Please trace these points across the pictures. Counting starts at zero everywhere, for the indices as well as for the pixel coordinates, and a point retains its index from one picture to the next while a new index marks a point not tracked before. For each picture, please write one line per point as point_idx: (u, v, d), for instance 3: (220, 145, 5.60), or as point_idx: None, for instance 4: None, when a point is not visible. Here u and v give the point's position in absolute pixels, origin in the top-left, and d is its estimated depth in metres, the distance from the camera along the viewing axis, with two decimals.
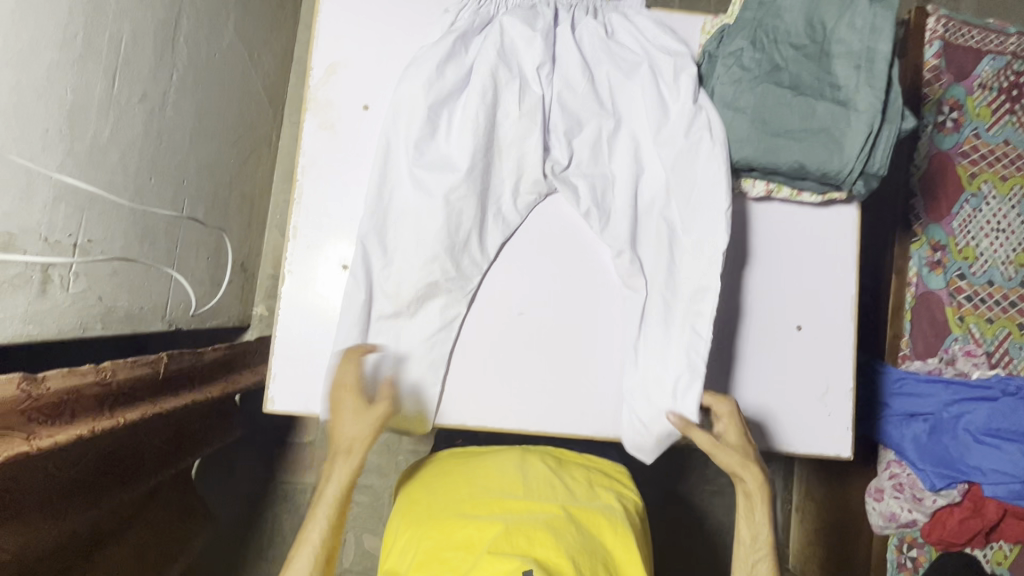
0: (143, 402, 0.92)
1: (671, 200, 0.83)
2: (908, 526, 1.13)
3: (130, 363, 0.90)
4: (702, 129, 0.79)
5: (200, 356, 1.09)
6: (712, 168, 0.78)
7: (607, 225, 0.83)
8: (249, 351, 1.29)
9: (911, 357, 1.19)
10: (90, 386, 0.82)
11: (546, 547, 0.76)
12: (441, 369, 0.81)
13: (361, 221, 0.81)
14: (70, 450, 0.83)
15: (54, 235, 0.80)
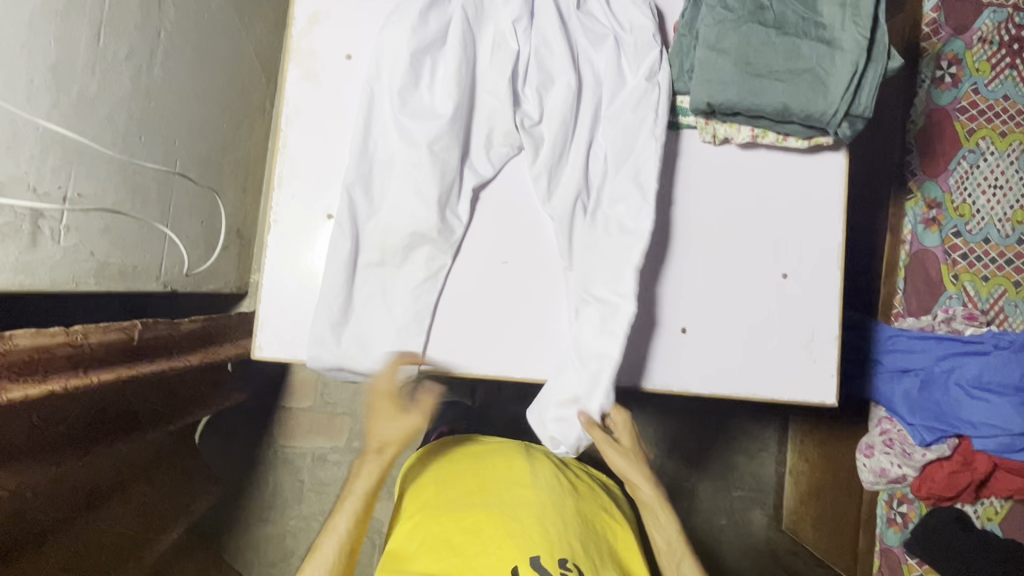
0: (121, 368, 0.89)
1: (616, 168, 0.82)
2: (897, 481, 1.14)
3: (101, 328, 0.86)
4: (648, 109, 0.82)
5: (175, 326, 1.03)
6: (648, 150, 0.81)
7: (553, 194, 0.82)
8: (231, 326, 1.22)
9: (904, 315, 1.20)
10: (60, 348, 0.79)
11: (559, 531, 0.81)
12: (427, 319, 0.81)
13: (346, 171, 0.81)
14: (53, 404, 0.83)
15: (42, 186, 0.81)
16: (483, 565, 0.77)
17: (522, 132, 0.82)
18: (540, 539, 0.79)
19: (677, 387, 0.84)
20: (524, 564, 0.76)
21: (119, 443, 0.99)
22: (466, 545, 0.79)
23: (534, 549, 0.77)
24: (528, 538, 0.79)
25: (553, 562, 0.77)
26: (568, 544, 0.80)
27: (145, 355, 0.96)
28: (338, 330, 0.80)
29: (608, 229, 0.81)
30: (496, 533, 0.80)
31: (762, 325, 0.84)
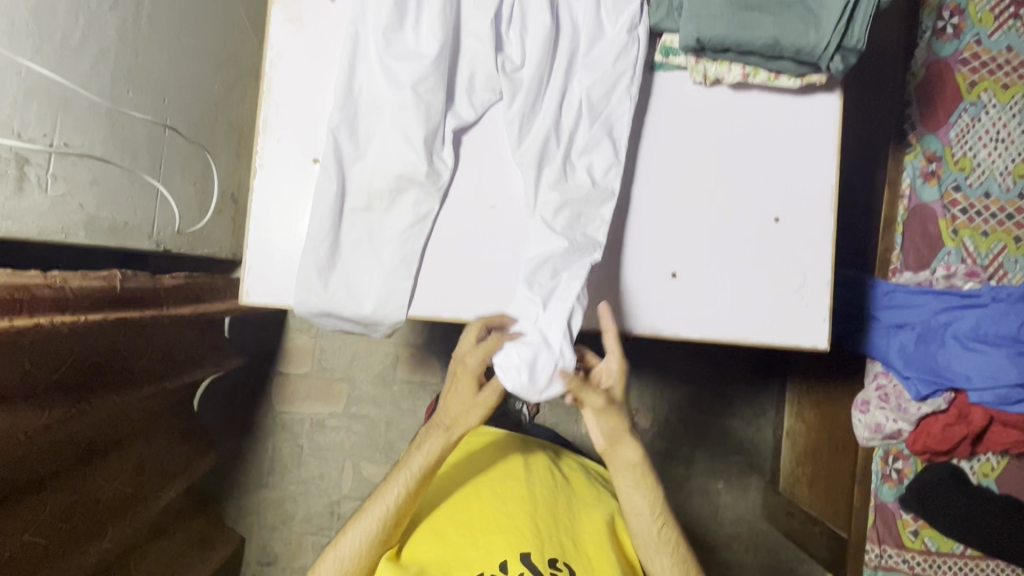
0: (108, 312, 0.91)
1: (588, 124, 0.81)
2: (892, 436, 1.13)
3: (80, 275, 0.88)
4: (627, 64, 0.81)
5: (159, 283, 1.04)
6: (623, 108, 0.81)
7: (523, 141, 0.81)
8: (216, 286, 1.22)
9: (901, 270, 1.18)
10: (41, 289, 0.81)
11: (550, 531, 0.86)
12: (414, 263, 0.80)
13: (330, 114, 0.80)
14: (43, 350, 0.84)
15: (27, 132, 0.81)
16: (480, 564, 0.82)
17: (504, 75, 0.80)
18: (531, 536, 0.85)
19: (667, 331, 0.83)
20: (513, 558, 0.82)
21: (113, 395, 0.98)
22: (461, 542, 0.85)
23: (524, 546, 0.83)
24: (518, 535, 0.85)
25: (542, 559, 0.82)
26: (557, 542, 0.85)
27: (128, 307, 0.97)
28: (325, 275, 0.80)
29: (581, 180, 0.80)
30: (489, 531, 0.85)
31: (752, 268, 0.83)
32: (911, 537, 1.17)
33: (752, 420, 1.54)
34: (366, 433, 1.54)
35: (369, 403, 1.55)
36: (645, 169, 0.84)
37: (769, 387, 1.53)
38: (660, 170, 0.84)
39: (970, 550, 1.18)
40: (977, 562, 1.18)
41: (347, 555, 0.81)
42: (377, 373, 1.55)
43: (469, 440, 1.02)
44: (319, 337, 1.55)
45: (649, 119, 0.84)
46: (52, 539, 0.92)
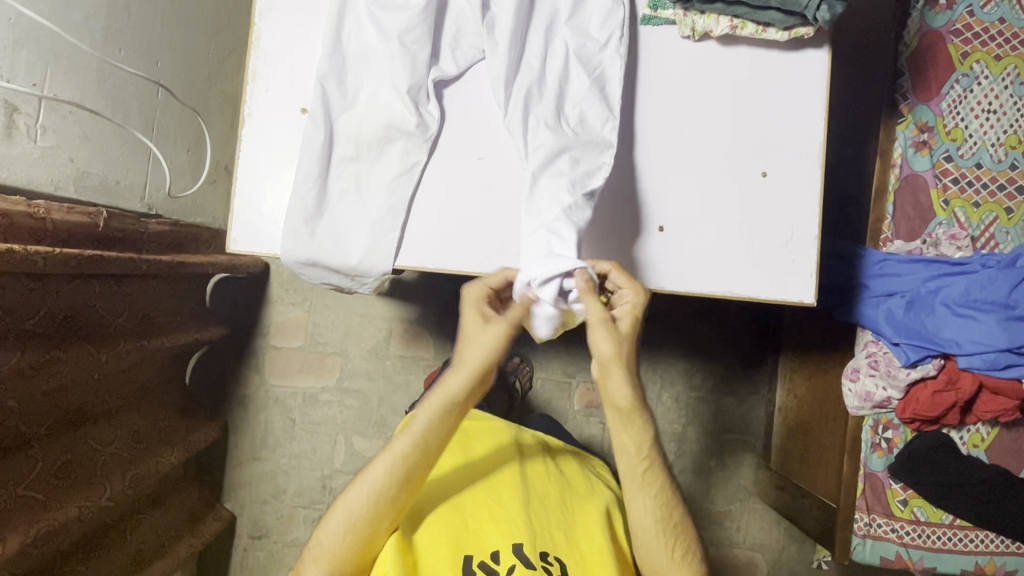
0: (84, 250, 0.89)
1: (582, 78, 0.83)
2: (882, 404, 1.13)
3: (65, 209, 0.88)
4: (615, 27, 0.83)
5: (143, 226, 1.03)
6: (614, 66, 0.83)
7: (506, 99, 0.81)
8: (202, 237, 1.21)
9: (893, 239, 1.17)
10: (22, 218, 0.79)
11: (543, 523, 0.85)
12: (401, 214, 0.80)
13: (318, 63, 0.80)
14: (17, 298, 0.84)
15: (16, 79, 0.81)
16: (469, 547, 0.81)
17: (486, 31, 0.81)
18: (523, 526, 0.83)
19: (655, 286, 0.84)
20: (505, 550, 0.81)
21: (90, 346, 0.96)
22: (456, 527, 0.83)
23: (517, 537, 0.82)
24: (511, 526, 0.83)
25: (535, 552, 0.81)
26: (550, 536, 0.84)
27: (110, 247, 0.96)
28: (312, 223, 0.80)
29: (576, 129, 0.81)
30: (482, 521, 0.84)
31: (740, 222, 0.84)
32: (900, 506, 1.17)
33: (745, 398, 1.54)
34: (358, 407, 1.54)
35: (362, 377, 1.55)
36: (632, 124, 0.84)
37: (761, 364, 1.54)
38: (649, 122, 0.84)
39: (959, 519, 1.18)
40: (966, 532, 1.19)
41: (354, 506, 0.78)
42: (370, 347, 1.55)
43: (475, 424, 1.00)
44: (312, 311, 1.55)
45: (637, 71, 0.84)
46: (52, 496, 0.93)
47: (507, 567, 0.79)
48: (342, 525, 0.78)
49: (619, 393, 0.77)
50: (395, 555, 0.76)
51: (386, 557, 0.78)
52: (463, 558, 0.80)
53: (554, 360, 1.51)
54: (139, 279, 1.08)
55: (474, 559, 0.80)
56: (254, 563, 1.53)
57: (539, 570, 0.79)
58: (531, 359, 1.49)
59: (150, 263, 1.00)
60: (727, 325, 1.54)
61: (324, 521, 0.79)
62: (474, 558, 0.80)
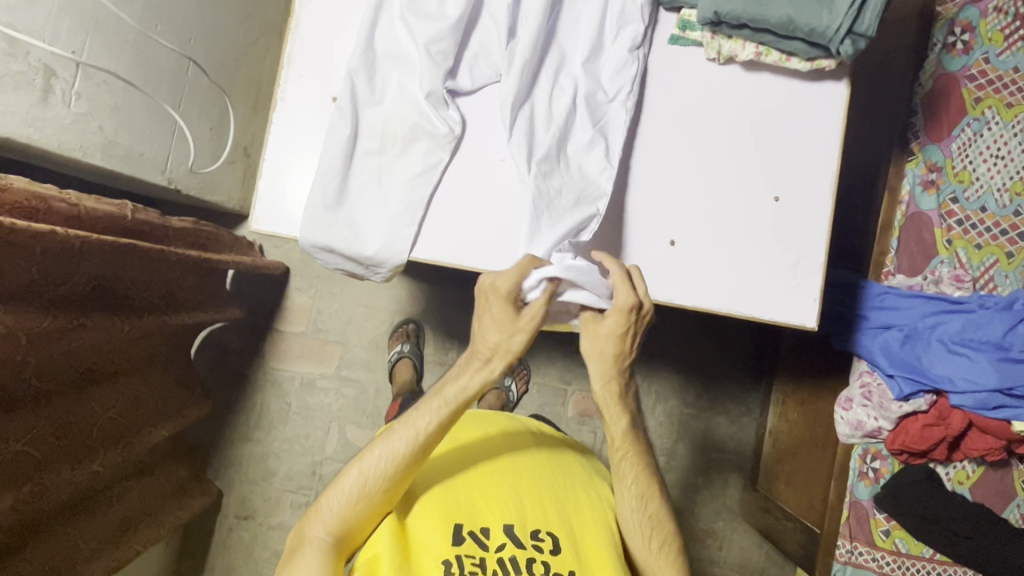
0: (122, 238, 0.89)
1: (585, 126, 0.84)
2: (872, 435, 1.14)
3: (95, 198, 0.89)
4: (625, 81, 0.85)
5: (166, 227, 1.05)
6: (618, 119, 0.85)
7: (515, 122, 0.83)
8: (222, 239, 1.22)
9: (894, 273, 1.20)
10: (58, 203, 0.81)
11: (532, 501, 0.86)
12: (420, 211, 0.82)
13: (351, 57, 0.82)
14: (51, 264, 0.81)
15: (57, 46, 0.82)
16: (460, 518, 0.82)
17: (509, 56, 0.83)
18: (513, 507, 0.85)
19: (662, 299, 0.86)
20: (496, 527, 0.83)
21: (116, 318, 0.96)
22: (445, 498, 0.84)
23: (506, 516, 0.84)
24: (501, 504, 0.85)
25: (524, 530, 0.83)
26: (541, 512, 0.86)
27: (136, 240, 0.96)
28: (332, 212, 0.81)
29: (570, 172, 0.83)
30: (472, 494, 0.85)
31: (749, 245, 0.86)
32: (882, 536, 1.19)
33: (735, 418, 1.56)
34: (354, 396, 1.56)
35: (360, 367, 1.58)
36: (650, 142, 0.87)
37: (754, 387, 1.56)
38: (656, 152, 0.87)
39: (938, 555, 1.20)
40: (945, 567, 1.20)
41: (371, 474, 0.79)
42: (371, 338, 1.58)
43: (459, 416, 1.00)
44: (317, 298, 1.58)
45: (639, 120, 0.87)
46: (49, 456, 0.91)
47: (497, 544, 0.81)
48: (352, 488, 0.79)
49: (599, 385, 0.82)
50: (388, 537, 0.78)
51: (376, 534, 0.80)
52: (454, 527, 0.81)
53: (551, 365, 1.53)
54: (166, 264, 1.06)
55: (464, 528, 0.82)
56: (237, 543, 1.54)
57: (528, 548, 0.81)
58: (529, 364, 1.52)
59: (178, 255, 1.02)
60: (723, 346, 1.56)
61: (337, 482, 0.80)
62: (464, 527, 0.82)
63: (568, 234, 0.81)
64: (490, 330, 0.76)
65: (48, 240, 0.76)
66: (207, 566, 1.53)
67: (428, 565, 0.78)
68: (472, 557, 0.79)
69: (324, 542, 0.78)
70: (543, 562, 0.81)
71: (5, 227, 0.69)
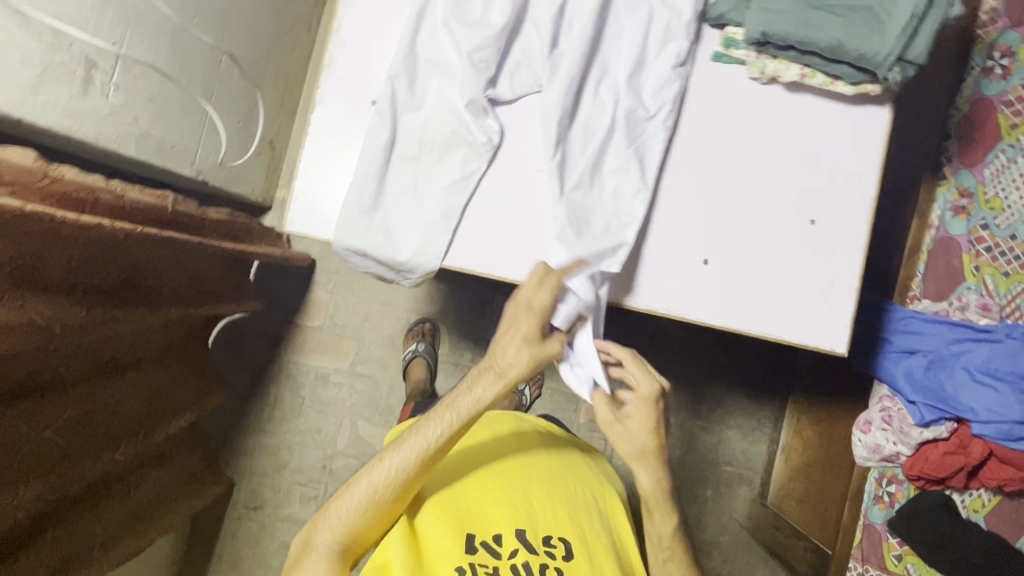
0: (160, 229, 0.90)
1: (624, 143, 0.84)
2: (889, 459, 1.14)
3: (139, 190, 0.90)
4: (667, 99, 0.84)
5: (203, 217, 1.06)
6: (657, 137, 0.84)
7: (554, 134, 0.82)
8: (252, 231, 1.23)
9: (920, 298, 1.22)
10: (105, 195, 0.82)
11: (542, 505, 0.86)
12: (454, 219, 0.82)
13: (393, 62, 0.82)
14: (91, 253, 0.81)
15: (99, 37, 0.82)
16: (471, 526, 0.82)
17: (550, 67, 0.82)
18: (524, 512, 0.84)
19: (692, 318, 0.85)
20: (507, 533, 0.82)
21: (145, 309, 0.96)
22: (453, 504, 0.83)
23: (518, 523, 0.83)
24: (513, 511, 0.84)
25: (536, 537, 0.82)
26: (552, 518, 0.85)
27: (176, 230, 0.98)
28: (367, 215, 0.81)
29: (606, 195, 0.84)
30: (483, 501, 0.85)
31: (782, 267, 0.86)
32: (894, 561, 1.21)
33: (748, 433, 1.55)
34: (368, 392, 1.56)
35: (375, 364, 1.58)
36: (686, 160, 0.86)
37: (768, 403, 1.55)
38: (692, 171, 0.86)
39: None
40: None
41: (380, 483, 0.76)
42: (386, 336, 1.58)
43: None
44: (335, 293, 1.58)
45: (678, 137, 0.86)
46: (73, 445, 0.91)
47: (510, 551, 0.81)
48: (362, 499, 0.76)
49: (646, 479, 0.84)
50: (400, 546, 0.78)
51: (388, 542, 0.80)
52: (465, 536, 0.81)
53: None
54: (198, 252, 1.07)
55: (476, 538, 0.81)
56: (245, 533, 1.55)
57: (541, 556, 0.81)
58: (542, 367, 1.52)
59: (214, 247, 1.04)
60: (739, 359, 1.55)
61: (345, 491, 0.77)
62: (476, 537, 0.81)
63: (587, 265, 0.81)
64: (512, 347, 0.76)
65: (93, 232, 0.77)
66: (215, 555, 1.54)
67: (442, 572, 0.78)
68: (485, 566, 0.79)
69: (331, 550, 0.76)
70: (555, 569, 0.80)
71: (54, 218, 0.70)
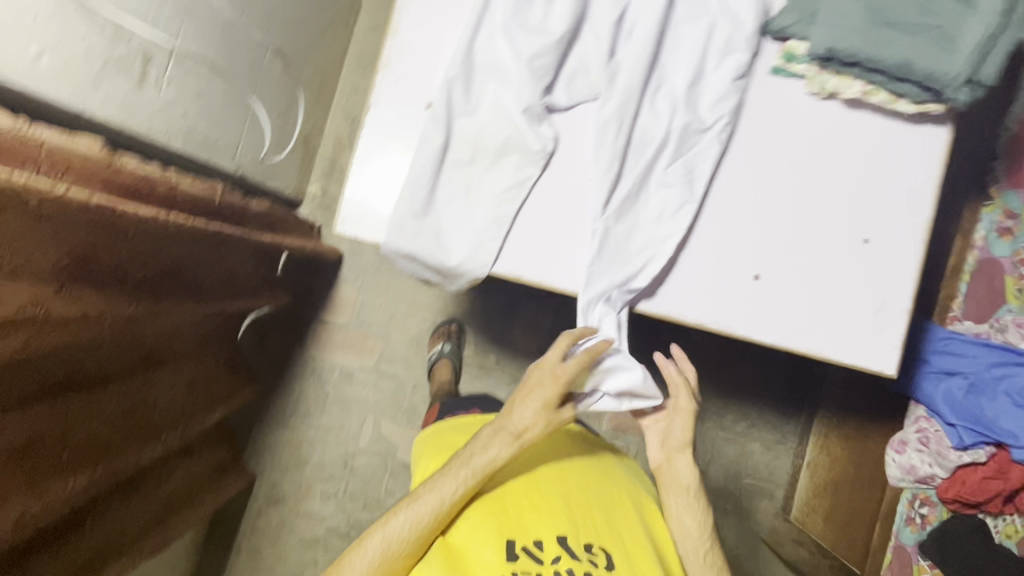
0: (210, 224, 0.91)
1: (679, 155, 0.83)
2: (924, 481, 1.15)
3: (189, 181, 0.91)
4: (724, 113, 0.83)
5: (245, 209, 1.06)
6: (710, 151, 0.83)
7: (610, 143, 0.81)
8: (284, 221, 1.23)
9: (960, 319, 1.20)
10: (160, 186, 0.83)
11: (581, 512, 0.84)
12: (506, 226, 0.81)
13: (450, 65, 0.81)
14: (140, 248, 0.81)
15: (157, 31, 0.82)
16: (511, 532, 0.80)
17: (608, 78, 0.81)
18: (564, 518, 0.82)
19: (741, 334, 0.84)
20: (549, 539, 0.80)
21: (189, 305, 0.97)
22: (493, 512, 0.82)
23: (558, 529, 0.81)
24: (552, 516, 0.82)
25: (578, 543, 0.80)
26: (593, 525, 0.83)
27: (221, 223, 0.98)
28: (419, 219, 0.81)
29: (659, 207, 0.83)
30: (521, 508, 0.83)
31: (835, 286, 0.84)
32: None
33: (771, 446, 1.53)
34: (392, 391, 1.56)
35: (399, 363, 1.58)
36: (738, 174, 0.85)
37: (794, 416, 1.54)
38: (744, 185, 0.85)
39: None
40: None
41: (396, 536, 0.77)
42: (412, 335, 1.58)
43: None
44: (363, 290, 1.58)
45: (732, 151, 0.85)
46: (116, 437, 0.91)
47: (552, 557, 0.78)
48: (375, 554, 0.76)
49: (685, 470, 0.88)
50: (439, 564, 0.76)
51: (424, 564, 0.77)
52: (505, 541, 0.79)
53: None
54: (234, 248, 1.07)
55: (516, 543, 0.79)
56: (265, 526, 1.55)
57: (585, 562, 0.78)
58: None
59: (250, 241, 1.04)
60: (767, 372, 1.54)
61: (359, 544, 0.77)
62: (516, 543, 0.79)
63: (598, 295, 0.82)
64: (528, 407, 0.82)
65: (148, 225, 0.76)
66: (234, 548, 1.55)
67: None
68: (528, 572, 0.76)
69: None
70: None
71: (115, 211, 0.70)
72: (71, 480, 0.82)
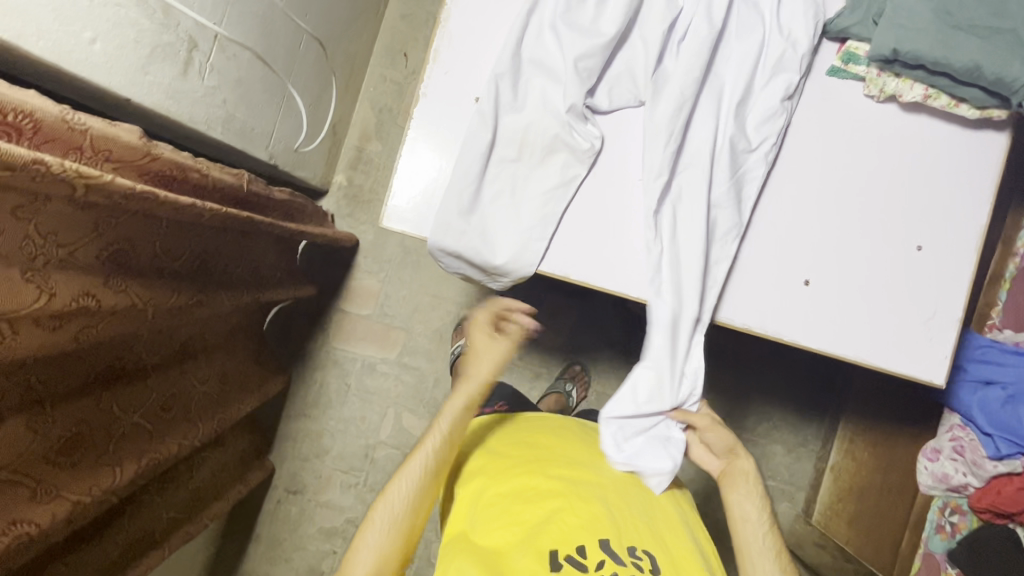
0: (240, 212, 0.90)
1: (730, 156, 0.81)
2: (956, 490, 1.15)
3: (217, 166, 0.88)
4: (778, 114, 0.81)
5: (269, 194, 1.04)
6: (758, 171, 0.82)
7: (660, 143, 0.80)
8: (304, 210, 1.20)
9: (999, 327, 1.17)
10: (193, 175, 0.81)
11: (619, 513, 0.78)
12: (553, 225, 0.80)
13: (500, 59, 0.80)
14: (171, 236, 0.80)
15: (203, 17, 0.80)
16: (550, 542, 0.72)
17: (657, 83, 0.80)
18: (606, 523, 0.76)
19: (788, 339, 0.83)
20: (592, 544, 0.72)
21: (223, 294, 0.96)
22: (531, 518, 0.75)
23: (601, 532, 0.74)
24: (593, 519, 0.75)
25: (621, 546, 0.73)
26: (634, 531, 0.76)
27: (244, 210, 0.96)
28: (465, 216, 0.80)
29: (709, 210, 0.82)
30: (558, 511, 0.76)
31: (884, 294, 0.83)
32: None
33: (793, 448, 1.51)
34: (413, 383, 1.55)
35: (421, 356, 1.57)
36: (790, 178, 0.83)
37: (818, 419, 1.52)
38: (795, 190, 0.84)
39: None
40: None
41: (399, 508, 0.77)
42: (435, 328, 1.56)
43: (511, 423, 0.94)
44: (386, 281, 1.56)
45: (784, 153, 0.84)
46: (156, 428, 0.91)
47: (596, 564, 0.71)
48: (382, 529, 0.76)
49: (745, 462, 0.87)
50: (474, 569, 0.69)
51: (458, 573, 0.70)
52: (547, 552, 0.71)
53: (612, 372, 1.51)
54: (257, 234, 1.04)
55: (559, 552, 0.71)
56: (284, 516, 1.55)
57: (631, 567, 0.71)
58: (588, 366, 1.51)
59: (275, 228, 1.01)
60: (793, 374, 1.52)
61: (364, 527, 0.77)
62: (559, 552, 0.71)
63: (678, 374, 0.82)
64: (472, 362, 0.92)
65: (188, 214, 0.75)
66: (253, 536, 1.55)
67: None
68: None
69: None
70: None
71: (160, 200, 0.68)
72: (121, 472, 0.81)
